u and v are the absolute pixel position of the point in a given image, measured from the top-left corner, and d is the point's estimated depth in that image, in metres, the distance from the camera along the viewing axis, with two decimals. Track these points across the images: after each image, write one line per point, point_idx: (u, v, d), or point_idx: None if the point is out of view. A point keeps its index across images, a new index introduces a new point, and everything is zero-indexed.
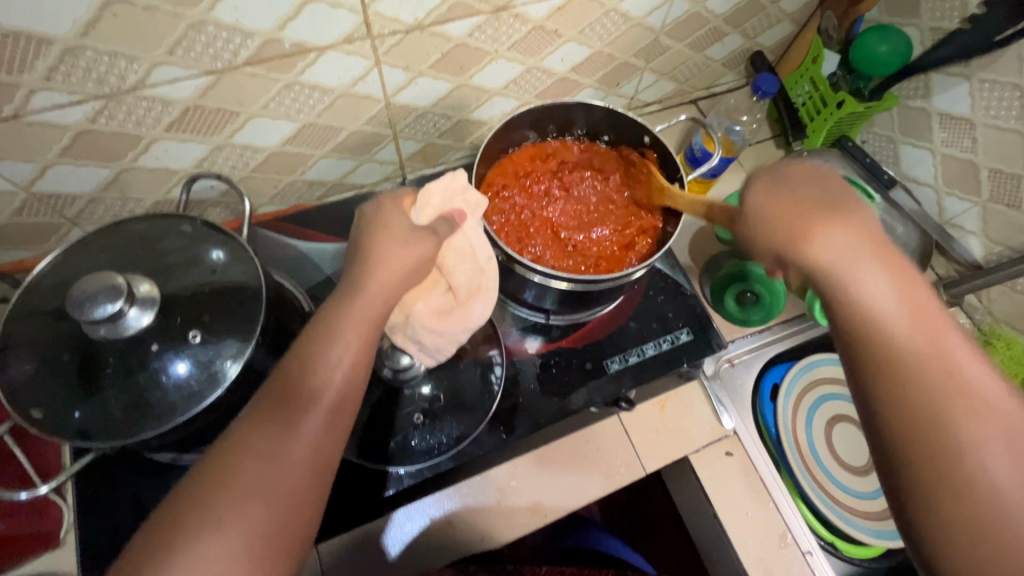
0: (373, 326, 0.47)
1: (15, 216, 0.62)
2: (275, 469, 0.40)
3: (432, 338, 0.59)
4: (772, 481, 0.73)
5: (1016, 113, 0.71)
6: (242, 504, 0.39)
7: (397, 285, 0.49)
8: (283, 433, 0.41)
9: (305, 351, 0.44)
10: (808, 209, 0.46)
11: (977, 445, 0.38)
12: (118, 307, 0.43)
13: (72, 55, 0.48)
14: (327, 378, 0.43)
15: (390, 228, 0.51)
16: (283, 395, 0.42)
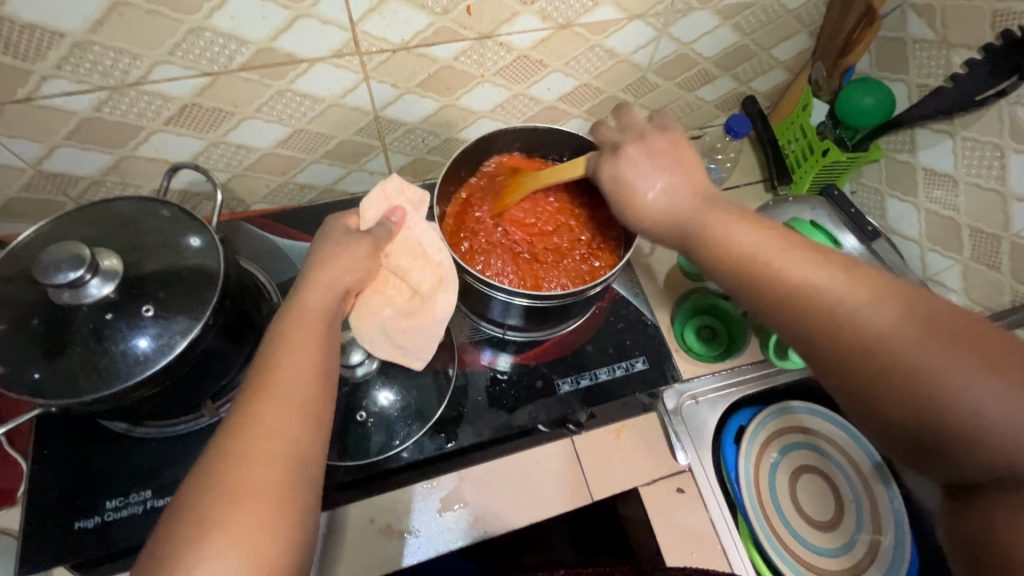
0: (325, 332, 0.51)
1: (23, 191, 0.67)
2: (271, 466, 0.42)
3: (403, 339, 0.62)
4: (722, 523, 0.71)
5: (997, 173, 0.71)
6: (248, 504, 0.40)
7: (341, 299, 0.54)
8: (271, 435, 0.43)
9: (270, 358, 0.48)
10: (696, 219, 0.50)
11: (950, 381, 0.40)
12: (80, 276, 0.47)
13: (81, 49, 0.54)
14: (297, 376, 0.47)
15: (337, 253, 0.56)
16: (260, 398, 0.45)
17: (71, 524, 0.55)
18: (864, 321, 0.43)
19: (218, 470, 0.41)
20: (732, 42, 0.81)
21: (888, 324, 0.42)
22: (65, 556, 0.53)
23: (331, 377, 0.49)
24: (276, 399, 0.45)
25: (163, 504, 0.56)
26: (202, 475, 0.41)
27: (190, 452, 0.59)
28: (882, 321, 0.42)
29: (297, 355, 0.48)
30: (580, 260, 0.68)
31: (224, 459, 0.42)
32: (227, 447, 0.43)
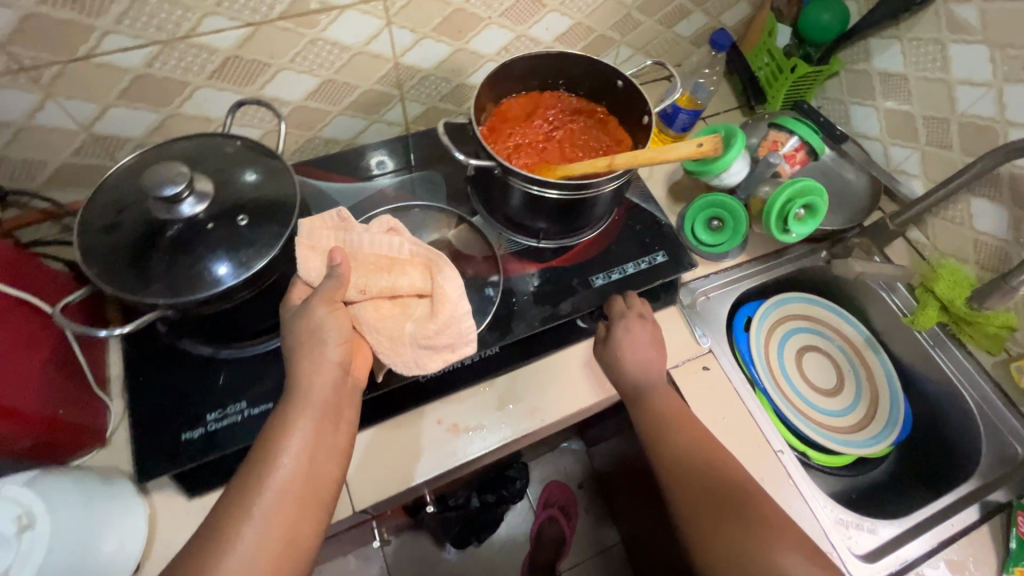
0: (332, 407, 0.55)
1: (73, 156, 0.71)
2: (265, 537, 0.48)
3: (439, 343, 0.61)
4: (745, 391, 0.80)
5: (940, 64, 0.82)
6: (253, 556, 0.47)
7: (344, 350, 0.58)
8: (276, 501, 0.50)
9: (280, 427, 0.53)
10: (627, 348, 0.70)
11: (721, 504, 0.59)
12: (181, 190, 0.52)
13: (141, 2, 0.59)
14: (293, 461, 0.52)
15: (309, 316, 0.57)
16: (262, 474, 0.50)
17: (178, 436, 0.60)
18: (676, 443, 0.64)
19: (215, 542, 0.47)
20: None
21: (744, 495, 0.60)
22: (178, 463, 0.58)
23: (332, 443, 0.55)
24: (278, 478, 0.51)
25: (259, 411, 0.62)
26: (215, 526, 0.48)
27: (273, 367, 0.65)
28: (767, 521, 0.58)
29: (304, 435, 0.53)
30: (586, 120, 0.78)
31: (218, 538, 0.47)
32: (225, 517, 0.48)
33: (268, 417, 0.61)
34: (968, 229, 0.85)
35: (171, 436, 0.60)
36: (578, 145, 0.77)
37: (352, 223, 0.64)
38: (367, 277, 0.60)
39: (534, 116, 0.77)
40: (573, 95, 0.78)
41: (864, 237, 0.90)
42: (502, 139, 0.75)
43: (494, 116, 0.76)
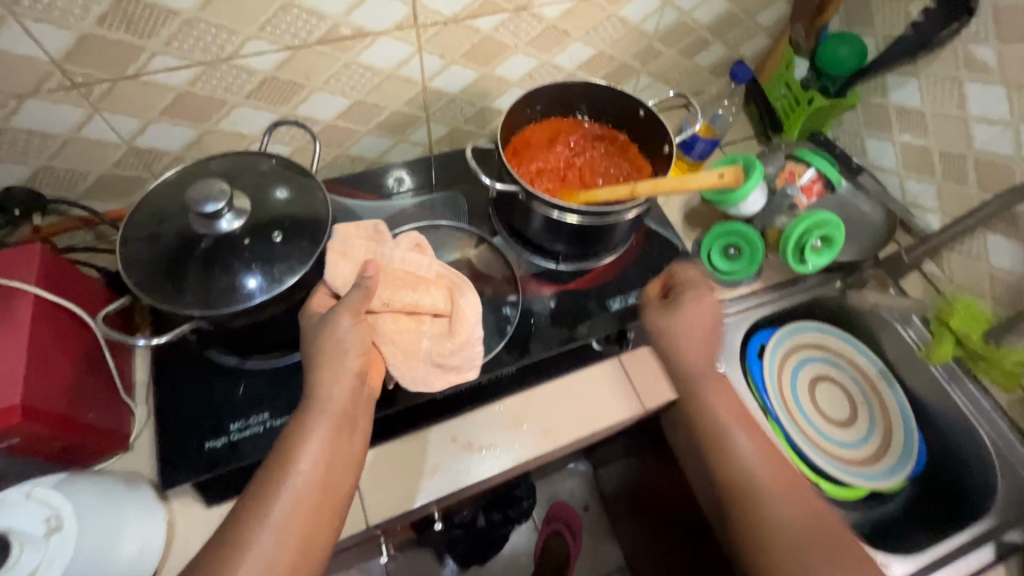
0: (349, 417, 0.57)
1: (113, 167, 0.74)
2: (309, 500, 0.52)
3: (449, 365, 0.65)
4: (759, 419, 0.81)
5: (957, 101, 0.83)
6: (279, 538, 0.50)
7: (356, 381, 0.58)
8: (300, 488, 0.52)
9: (300, 428, 0.54)
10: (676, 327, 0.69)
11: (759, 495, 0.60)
12: (221, 207, 0.54)
13: (190, 26, 0.62)
14: (314, 464, 0.53)
15: (333, 332, 0.57)
16: (285, 472, 0.52)
17: (201, 444, 0.61)
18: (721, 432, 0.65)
19: (240, 532, 0.50)
20: (724, 10, 0.93)
21: (774, 492, 0.60)
22: (201, 471, 0.60)
23: (348, 451, 0.56)
24: (298, 480, 0.52)
25: (281, 423, 0.63)
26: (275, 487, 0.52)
27: (295, 379, 0.66)
28: (792, 515, 0.58)
29: (322, 440, 0.54)
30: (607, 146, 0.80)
31: (243, 523, 0.50)
32: (248, 508, 0.51)
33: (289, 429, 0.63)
34: (984, 264, 0.85)
35: (194, 443, 0.61)
36: (599, 171, 0.79)
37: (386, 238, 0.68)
38: (394, 292, 0.64)
39: (557, 140, 0.79)
40: (596, 122, 0.80)
41: (878, 269, 0.93)
42: (525, 164, 0.78)
43: (518, 140, 0.78)
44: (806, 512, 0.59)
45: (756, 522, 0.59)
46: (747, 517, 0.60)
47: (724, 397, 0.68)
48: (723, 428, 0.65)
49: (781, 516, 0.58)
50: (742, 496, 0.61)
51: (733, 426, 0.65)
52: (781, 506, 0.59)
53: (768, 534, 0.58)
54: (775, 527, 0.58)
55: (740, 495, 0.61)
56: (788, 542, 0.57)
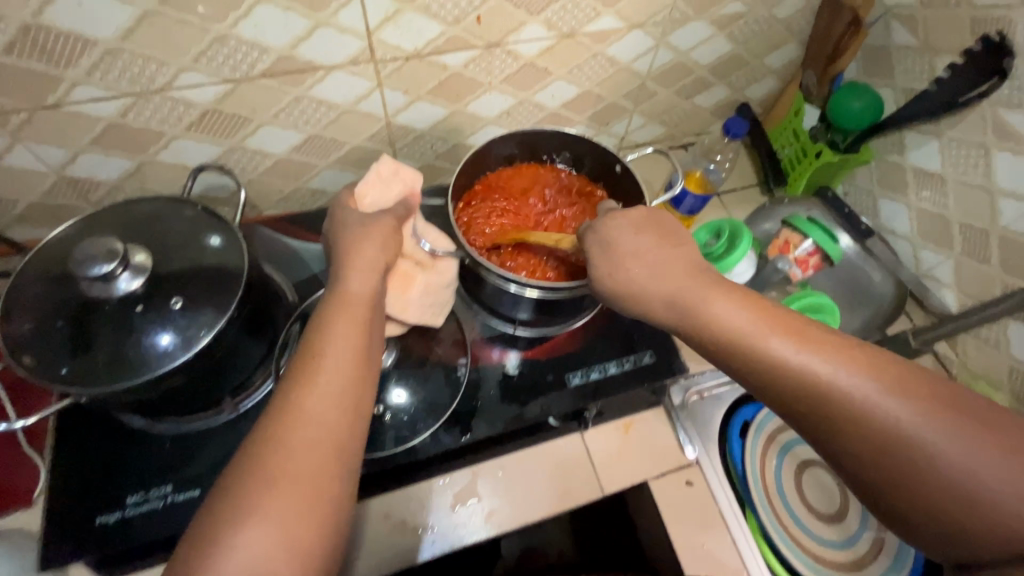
0: (369, 313, 0.51)
1: (44, 197, 0.69)
2: (323, 434, 0.44)
3: (434, 311, 0.65)
4: (732, 515, 0.72)
5: (982, 170, 0.74)
6: (285, 490, 0.41)
7: (382, 276, 0.55)
8: (309, 421, 0.44)
9: (318, 335, 0.48)
10: (633, 264, 0.53)
11: (842, 390, 0.42)
12: (112, 268, 0.49)
13: (112, 56, 0.56)
14: (339, 361, 0.47)
15: (360, 229, 0.57)
16: (300, 389, 0.45)
17: (93, 519, 0.56)
18: (756, 336, 0.45)
19: (256, 463, 0.42)
20: (727, 51, 0.85)
21: (855, 380, 0.42)
22: (86, 550, 0.54)
23: (373, 354, 0.50)
24: (319, 389, 0.46)
25: (183, 499, 0.57)
26: (264, 436, 0.43)
27: (210, 446, 0.60)
28: (893, 408, 0.40)
29: (341, 338, 0.49)
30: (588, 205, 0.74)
31: (254, 471, 0.42)
32: (265, 433, 0.44)
33: (193, 506, 0.57)
34: (1003, 354, 0.76)
35: (87, 517, 0.56)
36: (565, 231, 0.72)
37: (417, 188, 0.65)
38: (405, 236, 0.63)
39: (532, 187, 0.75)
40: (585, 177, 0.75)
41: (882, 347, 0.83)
42: (487, 204, 0.73)
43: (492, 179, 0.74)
44: (891, 374, 0.42)
45: (873, 455, 0.40)
46: (832, 421, 0.42)
47: (732, 302, 0.48)
48: (748, 326, 0.46)
49: (887, 422, 0.40)
50: (787, 367, 0.44)
51: (766, 329, 0.45)
52: (880, 414, 0.40)
53: (906, 467, 0.39)
54: (875, 426, 0.40)
55: (819, 408, 0.42)
56: (914, 465, 0.39)
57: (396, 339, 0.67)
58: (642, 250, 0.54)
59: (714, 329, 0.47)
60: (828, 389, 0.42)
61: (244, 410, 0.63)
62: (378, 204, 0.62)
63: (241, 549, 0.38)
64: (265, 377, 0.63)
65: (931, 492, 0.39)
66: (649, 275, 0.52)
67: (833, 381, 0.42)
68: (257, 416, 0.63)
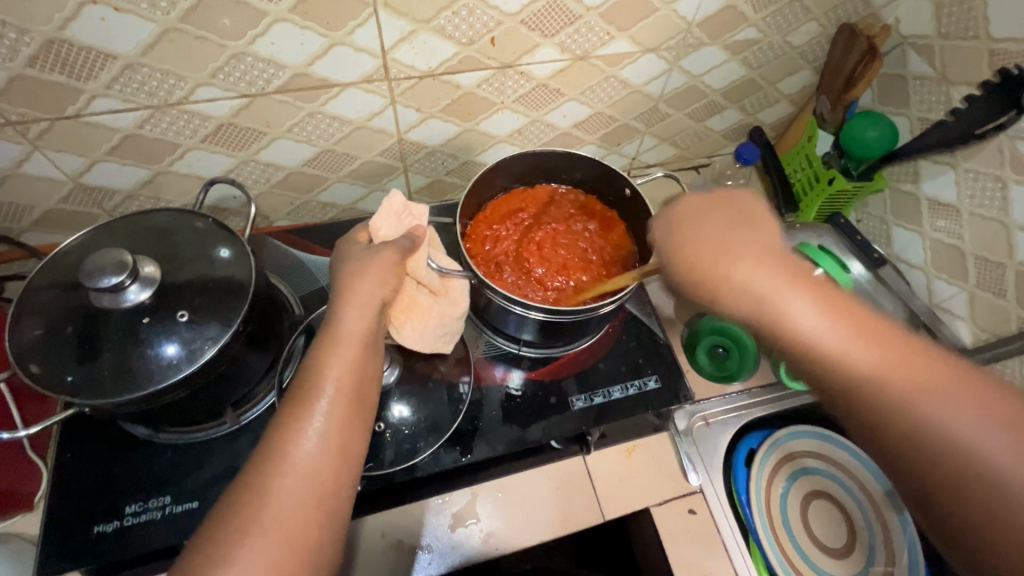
0: (365, 357, 0.49)
1: (60, 203, 0.70)
2: (306, 487, 0.42)
3: (445, 331, 0.65)
4: (735, 547, 0.70)
5: (999, 204, 0.73)
6: (262, 544, 0.40)
7: (378, 313, 0.52)
8: (295, 472, 0.42)
9: (308, 380, 0.46)
10: (710, 263, 0.49)
11: (905, 391, 0.42)
12: (121, 280, 0.49)
13: (131, 70, 0.57)
14: (329, 411, 0.45)
15: (365, 254, 0.56)
16: (287, 436, 0.44)
17: (90, 528, 0.56)
18: (824, 333, 0.44)
19: (235, 514, 0.41)
20: (741, 75, 0.84)
21: (921, 384, 0.42)
22: (84, 560, 0.54)
23: (367, 400, 0.48)
24: (308, 437, 0.44)
25: (181, 511, 0.57)
26: (246, 484, 0.42)
27: (210, 458, 0.61)
28: (962, 415, 0.40)
29: (334, 387, 0.46)
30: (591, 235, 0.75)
31: (237, 522, 0.40)
32: (248, 483, 0.43)
33: (191, 518, 0.57)
34: None
35: (84, 526, 0.56)
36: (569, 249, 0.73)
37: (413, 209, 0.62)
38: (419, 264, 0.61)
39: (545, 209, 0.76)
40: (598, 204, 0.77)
41: None
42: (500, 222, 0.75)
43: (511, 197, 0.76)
44: (956, 381, 0.42)
45: (932, 465, 0.40)
46: (892, 420, 0.42)
47: (809, 297, 0.46)
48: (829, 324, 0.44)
49: (951, 430, 0.40)
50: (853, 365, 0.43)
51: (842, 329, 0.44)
52: (947, 421, 0.40)
53: (956, 476, 0.40)
54: (934, 429, 0.40)
55: (881, 404, 0.42)
56: (970, 470, 0.39)
57: (400, 355, 0.67)
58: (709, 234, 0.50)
59: (784, 322, 0.45)
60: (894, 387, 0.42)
61: (246, 422, 0.63)
62: (393, 232, 0.60)
63: None
64: (268, 390, 0.64)
65: (984, 501, 0.39)
66: (718, 254, 0.49)
67: (903, 387, 0.42)
68: (257, 429, 0.63)
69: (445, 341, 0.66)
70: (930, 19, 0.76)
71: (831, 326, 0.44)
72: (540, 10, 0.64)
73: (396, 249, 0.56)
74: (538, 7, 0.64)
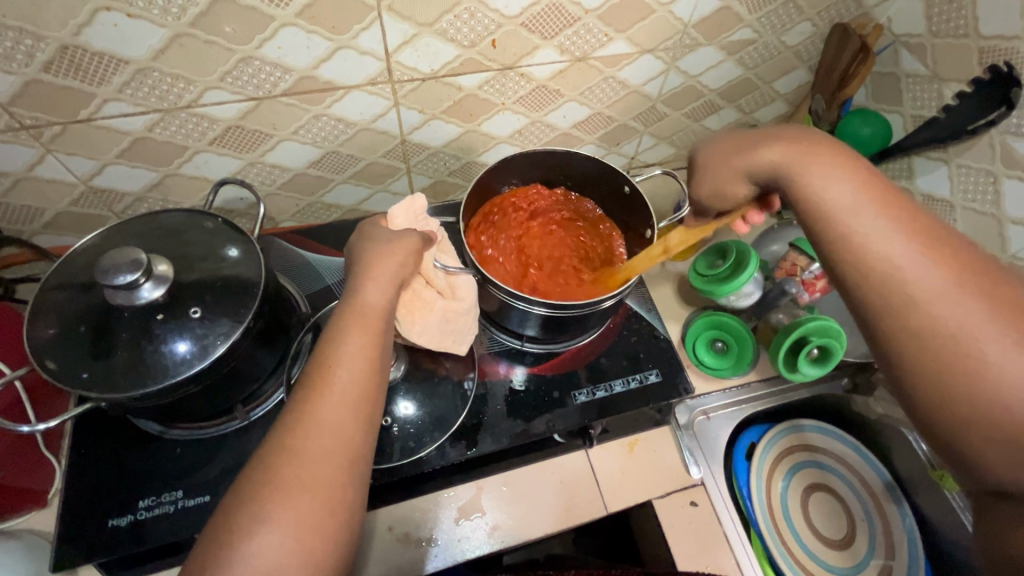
0: (384, 326, 0.50)
1: (71, 206, 0.71)
2: (331, 444, 0.42)
3: (453, 329, 0.66)
4: (737, 539, 0.72)
5: (991, 198, 0.74)
6: (300, 499, 0.40)
7: (396, 290, 0.53)
8: (325, 431, 0.43)
9: (327, 348, 0.47)
10: (788, 170, 0.49)
11: (962, 318, 0.40)
12: (136, 278, 0.51)
13: (143, 75, 0.59)
14: (353, 373, 0.46)
15: (377, 241, 0.57)
16: (315, 396, 0.44)
17: (104, 522, 0.57)
18: (889, 245, 0.43)
19: (268, 474, 0.40)
20: (737, 75, 0.86)
21: (939, 276, 0.41)
22: (99, 553, 0.55)
23: (386, 370, 0.49)
24: (336, 396, 0.44)
25: (193, 505, 0.58)
26: (272, 445, 0.42)
27: (221, 453, 0.62)
28: (1009, 355, 0.38)
29: (357, 351, 0.47)
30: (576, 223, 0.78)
31: (266, 478, 0.40)
32: (275, 448, 0.42)
33: (202, 512, 0.58)
34: None
35: (98, 520, 0.57)
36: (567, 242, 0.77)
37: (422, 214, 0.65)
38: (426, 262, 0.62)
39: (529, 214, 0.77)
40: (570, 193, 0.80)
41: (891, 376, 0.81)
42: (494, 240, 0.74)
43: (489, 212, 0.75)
44: (967, 280, 0.41)
45: (964, 400, 0.39)
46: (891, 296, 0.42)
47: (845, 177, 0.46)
48: (895, 250, 0.43)
49: (940, 323, 0.40)
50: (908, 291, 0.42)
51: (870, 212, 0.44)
52: (940, 312, 0.40)
53: (946, 369, 0.40)
54: (925, 317, 0.41)
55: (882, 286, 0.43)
56: (952, 359, 0.39)
57: (406, 351, 0.68)
58: (729, 146, 0.56)
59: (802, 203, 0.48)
60: (945, 316, 0.40)
61: (255, 418, 0.64)
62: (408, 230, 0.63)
63: (254, 558, 0.37)
64: (276, 386, 0.65)
65: (955, 390, 0.39)
66: (747, 154, 0.53)
67: (955, 315, 0.40)
68: (266, 424, 0.64)
69: (455, 340, 0.66)
70: (921, 18, 0.78)
71: (904, 244, 0.43)
72: (539, 13, 0.66)
73: (417, 238, 0.58)
74: (537, 10, 0.65)
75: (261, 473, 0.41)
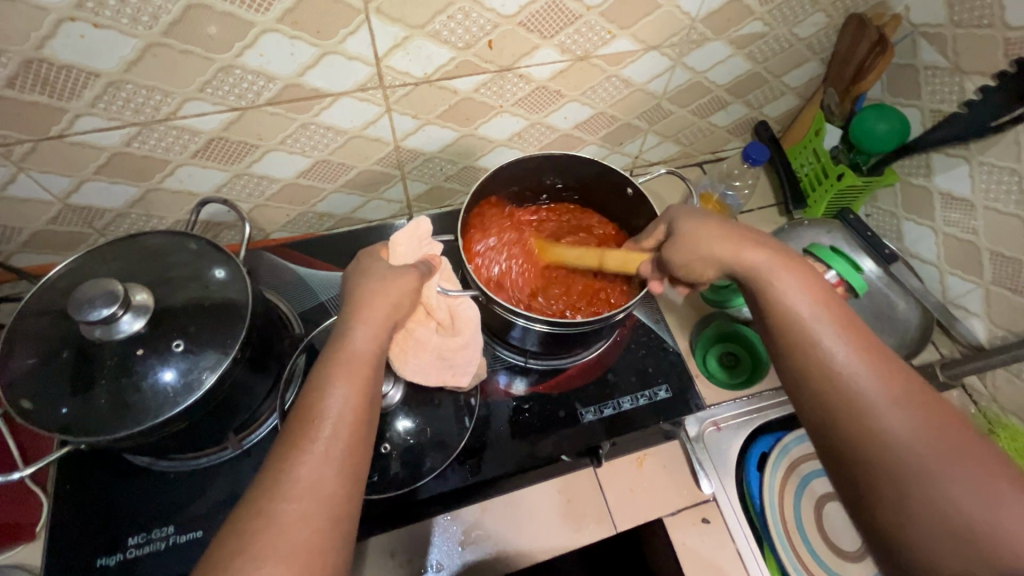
0: (372, 374, 0.47)
1: (49, 224, 0.68)
2: (315, 506, 0.40)
3: (449, 363, 0.62)
4: (750, 556, 0.69)
5: (1016, 198, 0.70)
6: (277, 566, 0.37)
7: (387, 332, 0.51)
8: (304, 492, 0.40)
9: (313, 399, 0.44)
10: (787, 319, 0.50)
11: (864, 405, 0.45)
12: (113, 312, 0.48)
13: (115, 87, 0.55)
14: (337, 423, 0.44)
15: (366, 276, 0.54)
16: (293, 451, 0.42)
17: (93, 560, 0.55)
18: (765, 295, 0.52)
19: (243, 538, 0.38)
20: (745, 70, 0.82)
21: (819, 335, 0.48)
22: None
23: (373, 416, 0.46)
24: (316, 454, 0.42)
25: (185, 540, 0.56)
26: (257, 500, 0.40)
27: (214, 484, 0.59)
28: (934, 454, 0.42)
29: (343, 400, 0.45)
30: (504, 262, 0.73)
31: (240, 547, 0.38)
32: (257, 506, 0.40)
33: (196, 547, 0.56)
34: None
35: (85, 559, 0.55)
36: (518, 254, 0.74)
37: (424, 240, 0.61)
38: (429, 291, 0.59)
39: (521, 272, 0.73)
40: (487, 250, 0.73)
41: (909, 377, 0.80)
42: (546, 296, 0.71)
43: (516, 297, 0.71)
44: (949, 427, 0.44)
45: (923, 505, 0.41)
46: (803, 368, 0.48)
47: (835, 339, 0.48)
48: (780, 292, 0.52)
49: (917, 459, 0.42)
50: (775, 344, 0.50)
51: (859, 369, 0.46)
52: (886, 419, 0.44)
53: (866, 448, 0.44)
54: (867, 430, 0.45)
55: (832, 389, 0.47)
56: (911, 476, 0.42)
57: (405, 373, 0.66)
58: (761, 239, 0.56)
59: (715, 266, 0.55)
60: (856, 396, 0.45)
61: (249, 446, 0.61)
62: (411, 259, 0.59)
63: None
64: (270, 412, 0.62)
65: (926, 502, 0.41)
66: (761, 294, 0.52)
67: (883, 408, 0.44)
68: (260, 453, 0.61)
69: (451, 372, 0.62)
70: (941, 7, 0.73)
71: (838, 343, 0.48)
72: (539, 11, 0.61)
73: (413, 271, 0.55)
74: (536, 8, 0.61)
75: (239, 539, 0.38)
